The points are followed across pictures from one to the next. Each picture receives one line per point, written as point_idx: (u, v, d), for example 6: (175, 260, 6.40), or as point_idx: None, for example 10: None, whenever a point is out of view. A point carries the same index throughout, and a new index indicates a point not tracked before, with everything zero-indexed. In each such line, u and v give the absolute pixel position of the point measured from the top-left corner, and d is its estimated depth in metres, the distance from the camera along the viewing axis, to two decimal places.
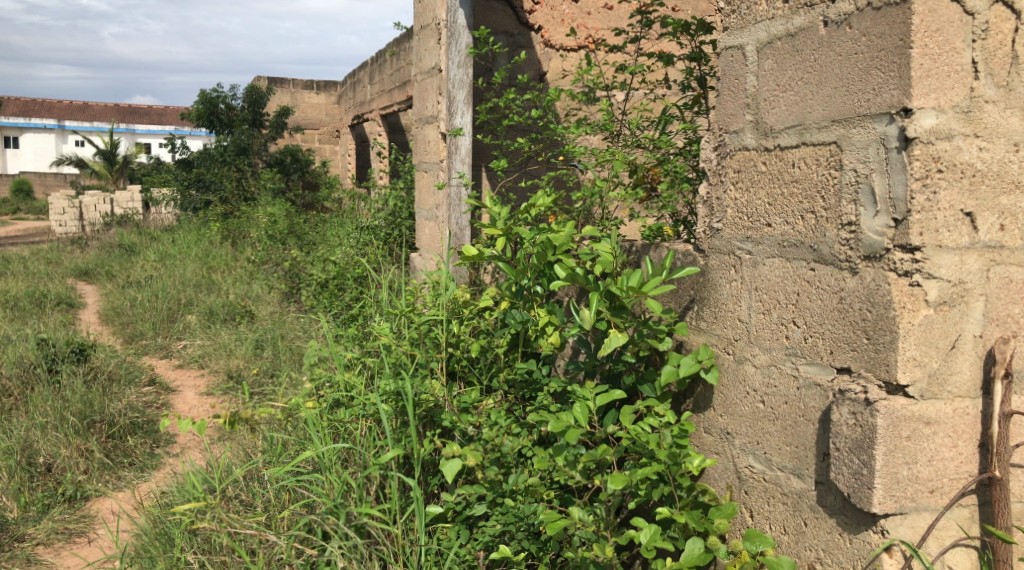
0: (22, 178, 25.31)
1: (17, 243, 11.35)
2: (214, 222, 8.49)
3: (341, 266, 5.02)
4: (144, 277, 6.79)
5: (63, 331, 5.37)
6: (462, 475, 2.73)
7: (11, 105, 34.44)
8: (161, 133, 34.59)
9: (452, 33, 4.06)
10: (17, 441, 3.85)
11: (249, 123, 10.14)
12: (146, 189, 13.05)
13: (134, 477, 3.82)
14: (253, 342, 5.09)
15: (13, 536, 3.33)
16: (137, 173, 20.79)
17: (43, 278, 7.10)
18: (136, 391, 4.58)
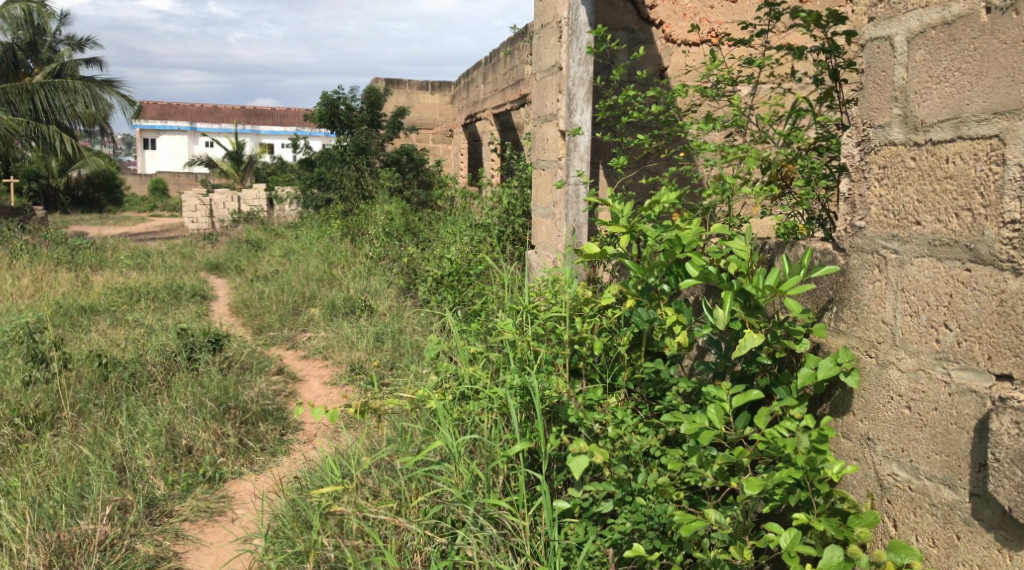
0: (158, 178, 27.09)
1: (156, 239, 12.14)
2: (334, 219, 8.83)
3: (459, 264, 5.13)
4: (271, 272, 7.14)
5: (201, 322, 5.71)
6: (590, 472, 2.75)
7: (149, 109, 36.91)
8: (282, 134, 36.12)
9: (573, 31, 4.06)
10: (162, 423, 4.13)
11: (368, 123, 10.46)
12: (272, 188, 13.73)
13: (266, 461, 4.04)
14: (373, 336, 5.26)
15: (163, 511, 3.56)
16: (262, 173, 21.83)
17: (179, 271, 7.55)
18: (266, 380, 4.85)
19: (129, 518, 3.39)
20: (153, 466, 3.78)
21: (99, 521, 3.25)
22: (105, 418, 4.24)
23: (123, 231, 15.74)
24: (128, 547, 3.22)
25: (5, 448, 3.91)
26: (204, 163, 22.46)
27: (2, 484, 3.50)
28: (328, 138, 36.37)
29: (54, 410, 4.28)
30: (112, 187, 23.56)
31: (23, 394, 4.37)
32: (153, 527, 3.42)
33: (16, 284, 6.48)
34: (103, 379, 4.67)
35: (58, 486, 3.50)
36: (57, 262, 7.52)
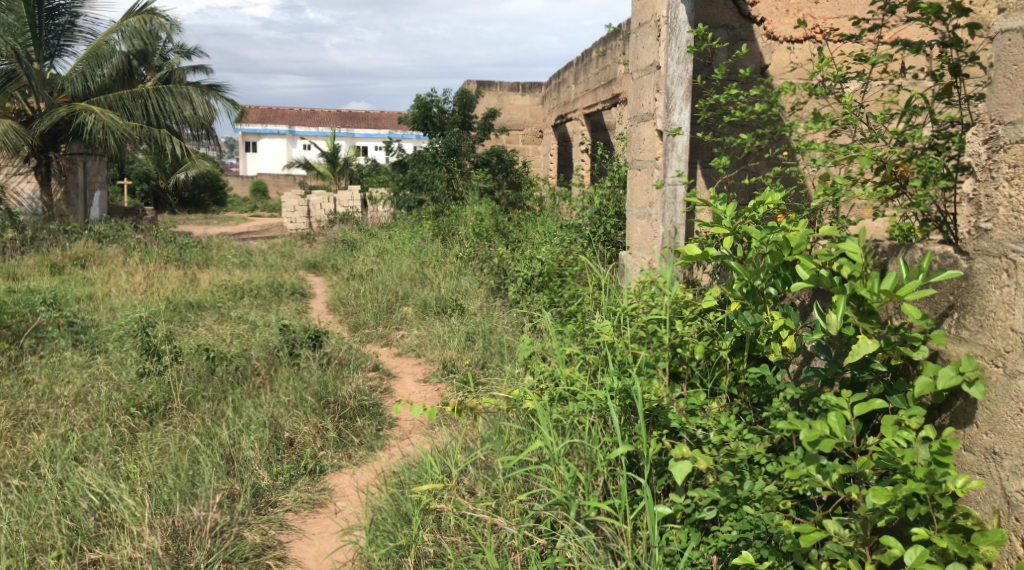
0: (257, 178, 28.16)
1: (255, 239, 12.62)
2: (425, 220, 8.97)
3: (551, 265, 5.14)
4: (365, 271, 7.33)
5: (301, 319, 5.91)
6: (693, 478, 2.70)
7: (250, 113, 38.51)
8: (378, 136, 36.91)
9: (673, 30, 4.00)
10: (267, 415, 4.30)
11: (459, 125, 10.64)
12: (366, 189, 14.06)
13: (364, 456, 4.16)
14: (464, 335, 5.32)
15: (268, 501, 3.70)
16: (356, 175, 22.39)
17: (280, 270, 7.83)
18: (363, 376, 4.98)
19: (237, 507, 3.53)
20: (258, 457, 3.92)
21: (210, 508, 3.41)
22: (213, 410, 4.45)
23: (227, 230, 16.43)
24: (236, 534, 3.37)
25: (122, 436, 4.16)
26: (302, 166, 23.19)
27: (121, 469, 3.71)
28: (417, 140, 36.98)
29: (166, 401, 4.51)
30: (215, 189, 24.63)
31: (138, 384, 4.62)
32: (259, 516, 3.55)
33: (130, 281, 6.87)
34: (211, 372, 4.90)
35: (172, 474, 3.69)
36: (167, 259, 7.92)
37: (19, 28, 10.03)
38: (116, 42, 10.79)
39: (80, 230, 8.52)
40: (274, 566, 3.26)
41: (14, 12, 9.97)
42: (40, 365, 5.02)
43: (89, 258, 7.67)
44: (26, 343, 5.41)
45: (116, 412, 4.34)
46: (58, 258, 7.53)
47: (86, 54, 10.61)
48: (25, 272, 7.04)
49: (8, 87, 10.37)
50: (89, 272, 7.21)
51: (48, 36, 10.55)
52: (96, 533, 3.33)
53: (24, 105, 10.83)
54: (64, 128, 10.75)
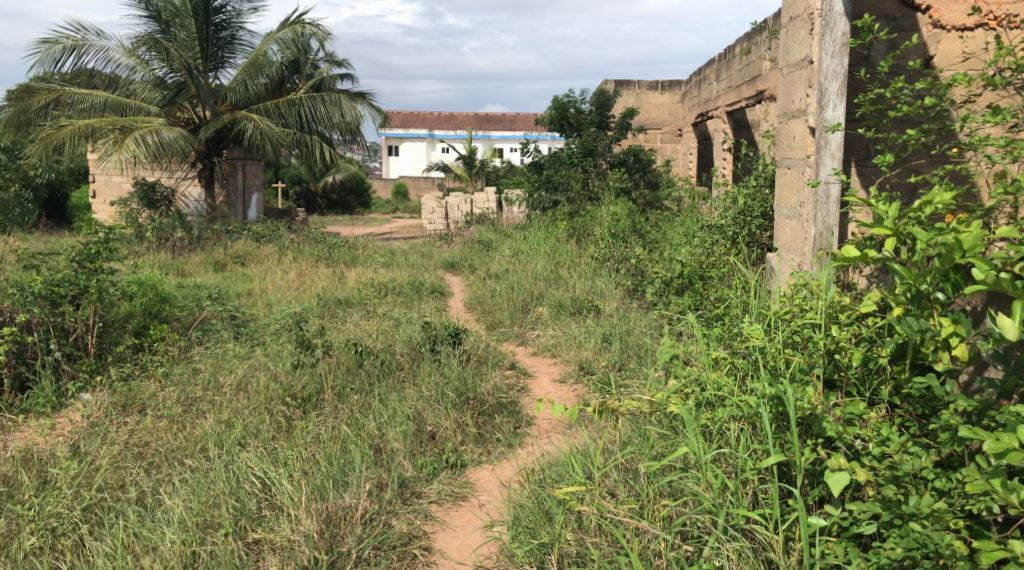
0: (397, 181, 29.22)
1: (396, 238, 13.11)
2: (561, 220, 9.01)
3: (691, 267, 5.06)
4: (502, 270, 7.45)
5: (442, 317, 6.09)
6: (851, 490, 2.60)
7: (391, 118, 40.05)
8: (513, 138, 37.43)
9: (827, 22, 3.83)
10: (410, 410, 4.47)
11: (597, 125, 10.76)
12: (501, 191, 14.31)
13: (504, 452, 4.26)
14: (602, 336, 5.30)
15: (413, 491, 3.86)
16: (492, 176, 22.79)
17: (420, 269, 8.07)
18: (501, 374, 5.07)
19: (384, 496, 3.71)
20: (403, 449, 4.11)
21: (360, 497, 3.61)
22: (361, 402, 4.69)
23: (371, 230, 17.17)
24: (385, 523, 3.55)
25: (280, 423, 4.46)
26: (441, 169, 23.84)
27: (280, 455, 3.98)
28: (552, 141, 37.21)
29: (317, 392, 4.81)
30: (361, 192, 25.77)
31: (293, 375, 4.94)
32: (405, 506, 3.72)
33: (284, 279, 7.30)
34: (358, 365, 5.16)
35: (325, 462, 3.92)
36: (316, 258, 8.36)
37: (189, 44, 10.75)
38: (272, 52, 11.47)
39: (240, 230, 9.14)
40: (420, 556, 3.41)
41: (185, 29, 10.71)
42: (207, 355, 5.45)
43: (249, 256, 8.23)
44: (194, 335, 5.88)
45: (275, 401, 4.66)
46: (221, 256, 8.12)
47: (246, 64, 11.32)
48: (192, 269, 7.62)
49: (178, 98, 11.25)
50: (248, 269, 7.73)
51: (213, 49, 11.36)
52: (259, 514, 3.57)
53: (192, 115, 11.73)
54: (225, 135, 11.57)
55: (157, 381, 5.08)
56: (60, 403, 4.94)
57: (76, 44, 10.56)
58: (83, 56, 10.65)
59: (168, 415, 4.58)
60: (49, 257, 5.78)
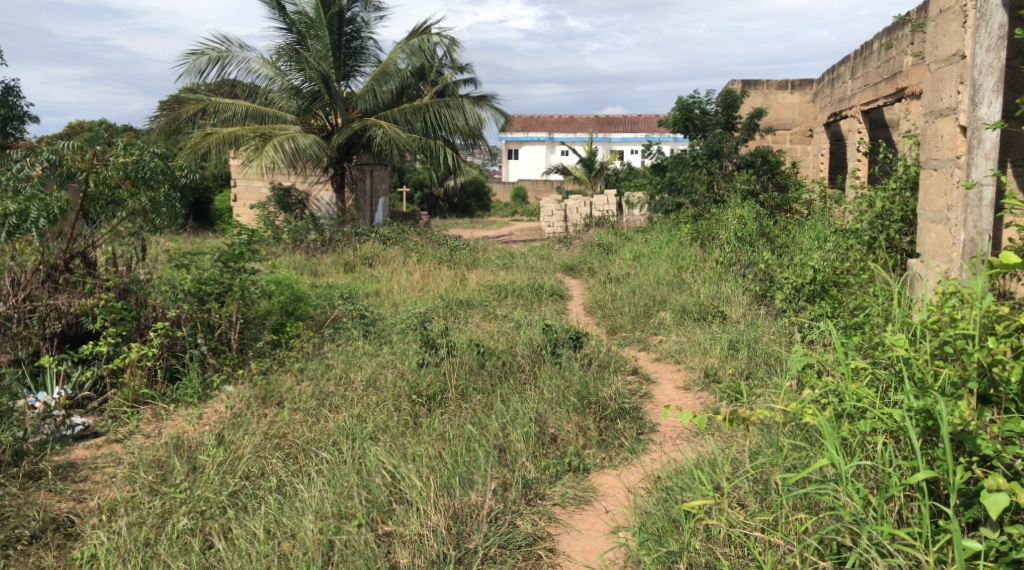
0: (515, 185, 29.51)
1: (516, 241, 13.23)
2: (684, 224, 8.84)
3: (823, 274, 4.87)
4: (623, 274, 7.40)
5: (562, 320, 6.10)
6: (1009, 513, 2.44)
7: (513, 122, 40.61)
8: (634, 141, 37.08)
9: (983, 14, 3.61)
10: (532, 412, 4.53)
11: (722, 126, 10.50)
12: (621, 194, 14.23)
13: (627, 458, 4.24)
14: (728, 343, 5.19)
15: (538, 493, 3.91)
16: (612, 179, 22.64)
17: (540, 272, 8.12)
18: (623, 379, 5.03)
19: (509, 496, 3.79)
20: (526, 451, 4.16)
21: (486, 496, 3.70)
22: (485, 402, 4.78)
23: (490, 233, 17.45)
24: (510, 522, 3.62)
25: (407, 420, 4.61)
26: (558, 171, 23.87)
27: (409, 450, 4.13)
28: (675, 143, 36.57)
29: (441, 390, 4.94)
30: (480, 195, 26.20)
31: (419, 373, 5.11)
32: (529, 507, 3.77)
33: (409, 280, 7.53)
34: (481, 366, 5.25)
35: (451, 460, 4.03)
36: (439, 259, 8.56)
37: (323, 53, 11.26)
38: (400, 61, 11.87)
39: (367, 233, 9.51)
40: (545, 556, 3.45)
41: (321, 40, 11.20)
42: (338, 352, 5.70)
43: (376, 257, 8.53)
44: (326, 332, 6.17)
45: (402, 398, 4.83)
46: (350, 257, 8.45)
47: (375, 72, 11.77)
48: (324, 269, 7.96)
49: (312, 106, 11.81)
50: (375, 270, 8.03)
51: (345, 58, 11.87)
52: (389, 508, 3.70)
53: (324, 122, 12.28)
54: (355, 141, 12.04)
55: (293, 375, 5.36)
56: (206, 394, 5.28)
57: (220, 56, 11.26)
58: (227, 67, 11.34)
59: (303, 408, 4.82)
60: (197, 257, 6.18)
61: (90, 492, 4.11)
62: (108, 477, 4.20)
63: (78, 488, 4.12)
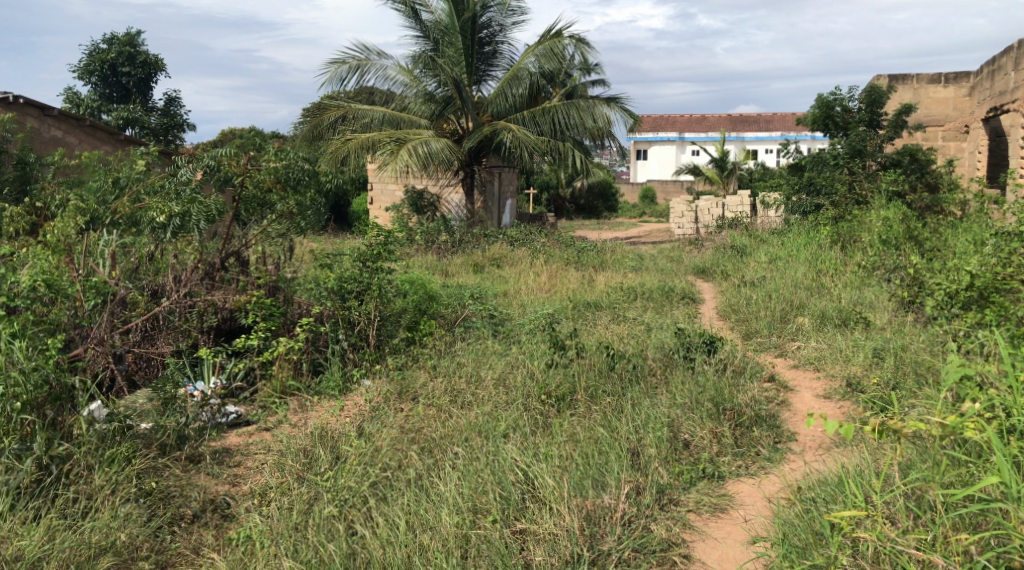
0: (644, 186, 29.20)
1: (646, 243, 13.12)
2: (824, 226, 8.50)
3: (981, 280, 4.57)
4: (758, 277, 7.20)
5: (695, 324, 6.02)
6: None
7: (645, 121, 40.39)
8: (771, 140, 36.04)
9: None
10: (664, 417, 4.48)
11: (866, 123, 10.20)
12: (756, 196, 13.83)
13: (762, 468, 4.14)
14: (872, 351, 4.96)
15: (671, 498, 3.86)
16: (746, 179, 22.00)
17: (671, 274, 8.00)
18: (760, 386, 4.91)
19: (643, 500, 3.76)
20: (659, 456, 4.12)
21: (619, 499, 3.69)
22: (615, 405, 4.77)
23: (620, 235, 17.44)
24: (644, 526, 3.60)
25: (537, 419, 4.68)
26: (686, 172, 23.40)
27: (541, 450, 4.18)
28: (812, 142, 35.13)
29: (571, 391, 4.97)
30: (606, 196, 26.12)
31: (548, 374, 5.15)
32: (663, 512, 3.74)
33: (538, 281, 7.60)
34: (610, 368, 5.25)
35: (583, 461, 4.04)
36: (567, 261, 8.59)
37: (456, 58, 11.73)
38: (530, 64, 12.01)
39: (496, 234, 9.70)
40: (680, 562, 3.42)
41: (452, 45, 11.73)
42: (470, 351, 5.83)
43: (503, 258, 8.66)
44: (457, 331, 6.33)
45: (532, 398, 4.89)
46: (479, 258, 8.63)
47: (507, 76, 11.96)
48: (455, 270, 8.17)
49: (445, 111, 12.14)
50: (504, 270, 8.15)
51: (477, 63, 12.16)
52: (522, 505, 3.76)
53: (456, 126, 12.57)
54: (485, 144, 12.27)
55: (426, 372, 5.53)
56: (346, 387, 5.55)
57: (360, 64, 11.74)
58: (365, 75, 11.83)
59: (436, 404, 4.97)
60: (338, 257, 6.49)
61: (243, 477, 4.39)
62: (259, 463, 4.46)
63: (232, 473, 4.40)
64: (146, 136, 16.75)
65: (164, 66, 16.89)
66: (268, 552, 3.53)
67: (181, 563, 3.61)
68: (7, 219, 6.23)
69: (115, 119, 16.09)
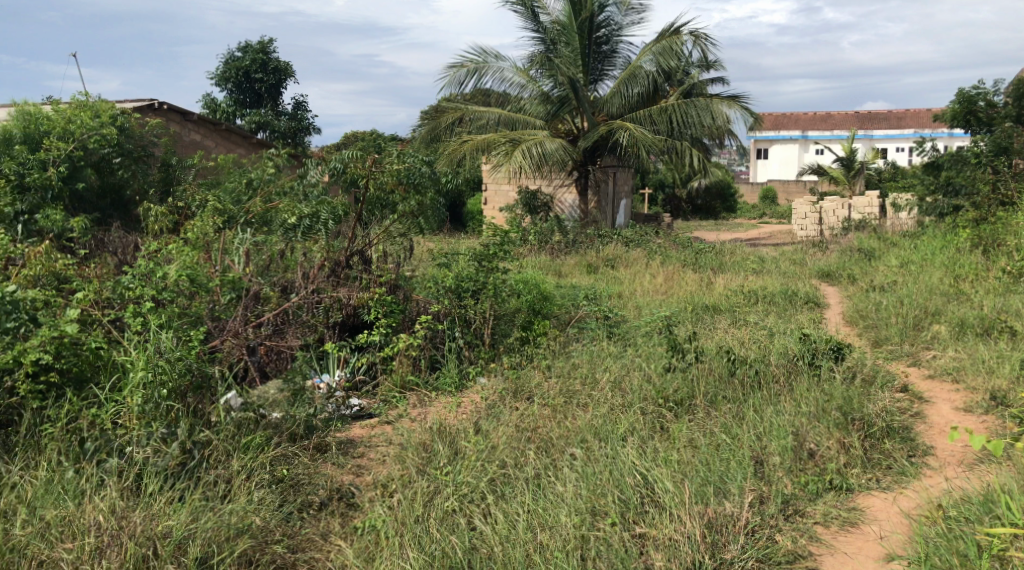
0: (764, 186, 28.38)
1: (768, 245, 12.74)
2: (964, 230, 8.03)
3: None
4: (888, 282, 6.88)
5: (821, 330, 5.82)
6: None
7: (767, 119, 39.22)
8: (904, 138, 34.37)
9: None
10: (788, 425, 4.35)
11: (1012, 119, 9.76)
12: (887, 197, 13.22)
13: (894, 482, 3.96)
14: (1019, 362, 4.66)
15: (797, 510, 3.74)
16: (874, 179, 21.03)
17: (793, 278, 7.74)
18: (891, 396, 4.70)
19: (767, 510, 3.66)
20: (783, 465, 3.99)
21: (743, 507, 3.59)
22: (735, 411, 4.67)
23: (739, 237, 17.06)
24: (769, 537, 3.50)
25: (654, 423, 4.64)
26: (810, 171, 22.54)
27: (660, 454, 4.14)
28: (950, 139, 33.21)
29: (690, 396, 4.89)
30: (725, 196, 25.54)
31: (665, 378, 5.07)
32: (789, 523, 3.63)
33: (653, 282, 7.52)
34: (731, 373, 5.14)
35: (704, 467, 3.96)
36: (684, 262, 8.45)
37: (573, 58, 11.90)
38: (648, 63, 11.90)
39: (611, 235, 9.66)
40: None
41: (569, 45, 11.89)
42: (585, 352, 5.83)
43: (618, 259, 8.62)
44: (571, 332, 6.34)
45: (648, 402, 4.84)
46: (593, 258, 8.61)
47: (624, 75, 11.89)
48: (569, 270, 8.20)
49: (561, 111, 12.15)
50: (618, 272, 8.09)
51: (595, 63, 12.17)
52: (642, 509, 3.72)
53: (571, 126, 12.51)
54: (601, 144, 12.22)
55: (541, 372, 5.57)
56: (463, 384, 5.66)
57: (478, 67, 11.93)
58: (483, 77, 12.01)
59: (552, 404, 4.99)
60: (455, 256, 6.60)
61: (366, 468, 4.54)
62: (381, 455, 4.61)
63: (357, 463, 4.57)
64: (275, 138, 17.57)
65: (293, 72, 17.70)
66: (393, 542, 3.63)
67: (310, 548, 3.74)
68: (152, 218, 6.68)
69: (248, 123, 17.01)
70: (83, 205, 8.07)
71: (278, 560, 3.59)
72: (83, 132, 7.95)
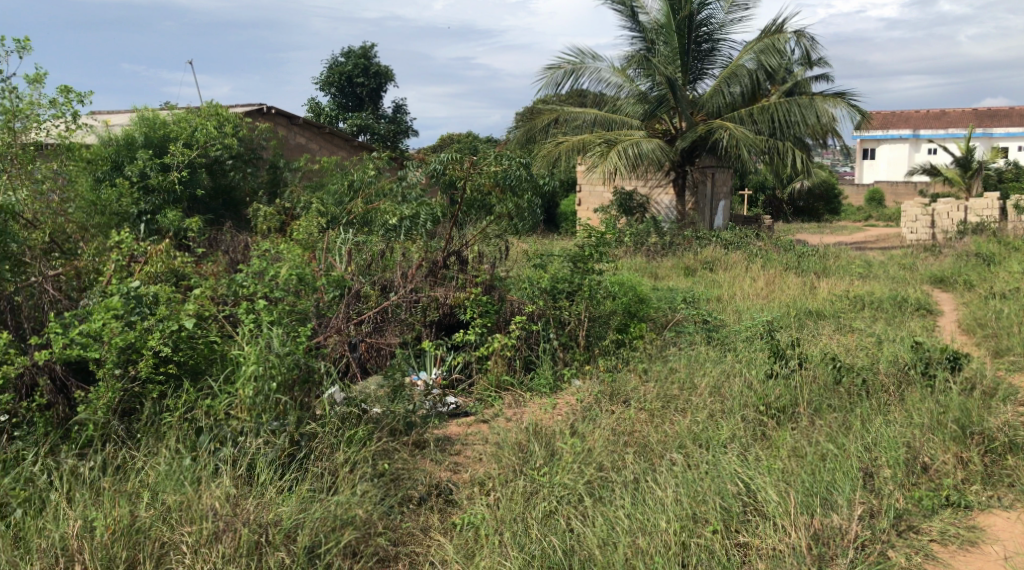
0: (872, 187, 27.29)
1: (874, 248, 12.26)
2: None
3: None
4: (1009, 290, 6.51)
5: (935, 338, 5.57)
6: None
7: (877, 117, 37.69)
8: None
9: None
10: (899, 436, 4.17)
11: None
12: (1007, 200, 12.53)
13: (1017, 501, 3.75)
14: None
15: (911, 525, 3.57)
16: (994, 180, 19.92)
17: (903, 283, 7.42)
18: (1014, 410, 4.44)
19: (878, 524, 3.51)
20: (895, 479, 3.83)
21: (852, 520, 3.46)
22: (842, 421, 4.50)
23: (845, 239, 16.46)
24: (880, 552, 3.37)
25: (755, 431, 4.52)
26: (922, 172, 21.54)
27: (764, 462, 4.02)
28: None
29: (793, 404, 4.75)
30: (828, 198, 24.67)
31: (767, 385, 4.94)
32: (903, 539, 3.47)
33: (754, 286, 7.34)
34: (836, 382, 4.96)
35: (811, 477, 3.84)
36: (786, 266, 8.22)
37: (672, 57, 11.76)
38: (748, 61, 11.64)
39: (709, 237, 9.49)
40: None
41: (668, 45, 11.79)
42: (682, 356, 5.74)
43: (716, 262, 8.45)
44: (668, 336, 6.25)
45: (749, 408, 4.72)
46: (691, 261, 8.47)
47: (725, 74, 11.64)
48: (666, 272, 8.12)
49: (658, 110, 11.92)
50: (717, 275, 7.94)
51: (694, 61, 11.97)
52: (745, 518, 3.64)
53: (669, 126, 12.29)
54: (700, 144, 12.02)
55: (638, 375, 5.51)
56: (557, 386, 5.66)
57: (576, 67, 11.93)
58: (580, 78, 11.98)
59: (649, 408, 4.91)
60: (550, 257, 6.61)
61: (463, 465, 4.59)
62: (477, 454, 4.65)
63: (453, 460, 4.63)
64: (375, 141, 17.99)
65: (393, 76, 18.13)
66: (493, 540, 3.66)
67: (411, 542, 3.81)
68: (262, 218, 6.97)
69: (349, 126, 17.54)
70: (197, 205, 8.50)
71: (380, 552, 3.69)
72: (206, 140, 8.37)
